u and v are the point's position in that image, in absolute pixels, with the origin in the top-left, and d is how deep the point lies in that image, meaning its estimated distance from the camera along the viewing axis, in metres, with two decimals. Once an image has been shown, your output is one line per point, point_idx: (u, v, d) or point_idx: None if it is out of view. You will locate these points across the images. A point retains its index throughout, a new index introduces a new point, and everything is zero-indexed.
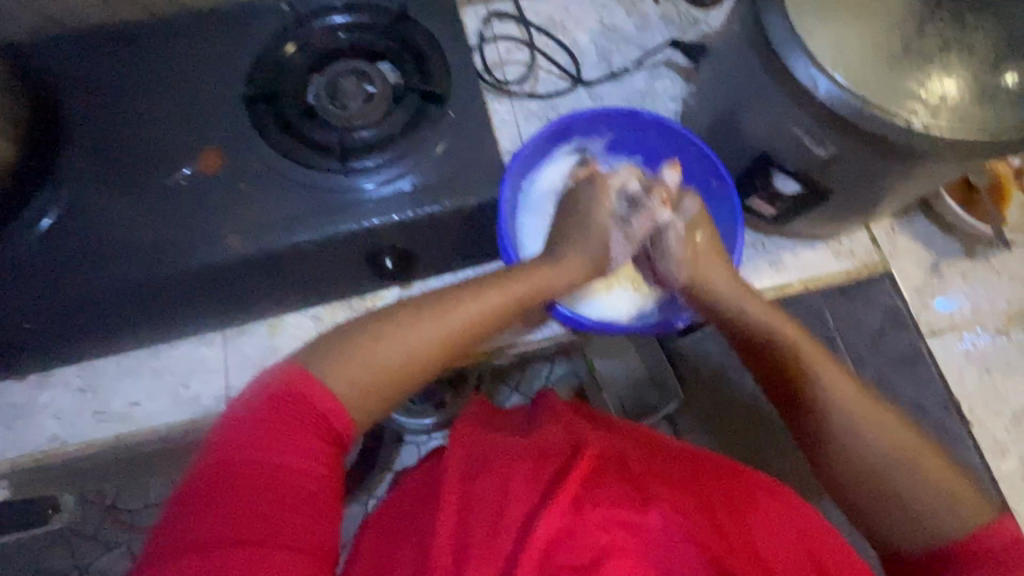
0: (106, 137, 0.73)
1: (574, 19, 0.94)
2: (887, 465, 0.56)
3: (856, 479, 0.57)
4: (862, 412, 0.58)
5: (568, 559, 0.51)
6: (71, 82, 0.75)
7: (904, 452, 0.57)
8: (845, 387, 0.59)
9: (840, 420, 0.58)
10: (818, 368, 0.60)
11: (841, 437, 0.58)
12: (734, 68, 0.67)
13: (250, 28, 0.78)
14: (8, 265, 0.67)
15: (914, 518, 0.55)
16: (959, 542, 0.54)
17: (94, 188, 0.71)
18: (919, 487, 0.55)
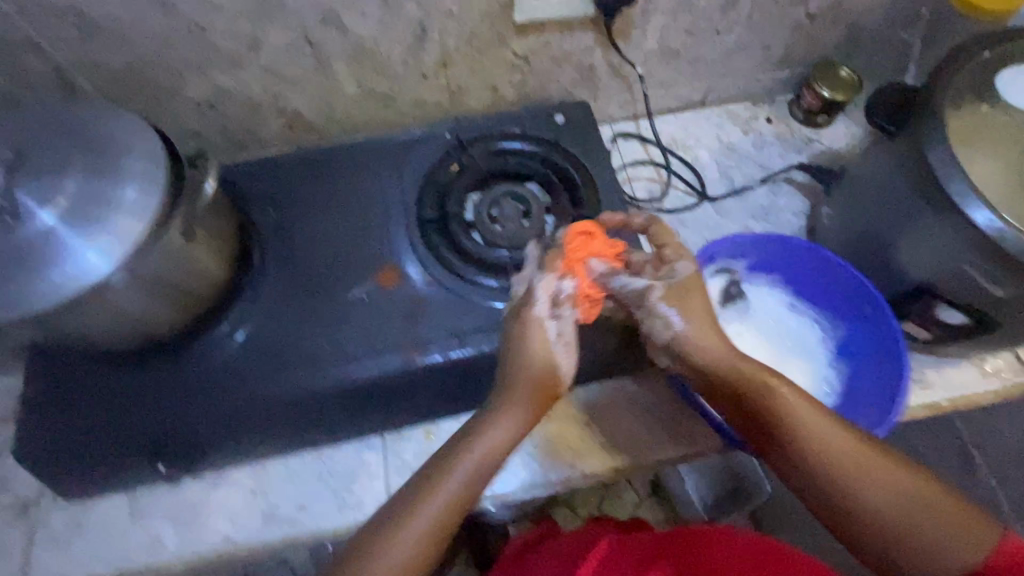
0: (293, 255, 0.80)
1: (694, 139, 1.02)
2: (886, 503, 0.54)
3: (858, 521, 0.55)
4: (815, 415, 0.58)
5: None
6: (261, 203, 0.83)
7: (865, 458, 0.55)
8: (801, 401, 0.59)
9: (812, 435, 0.57)
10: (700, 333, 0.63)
11: (799, 433, 0.58)
12: (895, 201, 0.72)
13: (418, 156, 0.87)
14: (206, 375, 0.73)
15: (932, 553, 0.52)
16: (991, 560, 0.51)
17: (283, 301, 0.78)
18: (892, 509, 0.54)
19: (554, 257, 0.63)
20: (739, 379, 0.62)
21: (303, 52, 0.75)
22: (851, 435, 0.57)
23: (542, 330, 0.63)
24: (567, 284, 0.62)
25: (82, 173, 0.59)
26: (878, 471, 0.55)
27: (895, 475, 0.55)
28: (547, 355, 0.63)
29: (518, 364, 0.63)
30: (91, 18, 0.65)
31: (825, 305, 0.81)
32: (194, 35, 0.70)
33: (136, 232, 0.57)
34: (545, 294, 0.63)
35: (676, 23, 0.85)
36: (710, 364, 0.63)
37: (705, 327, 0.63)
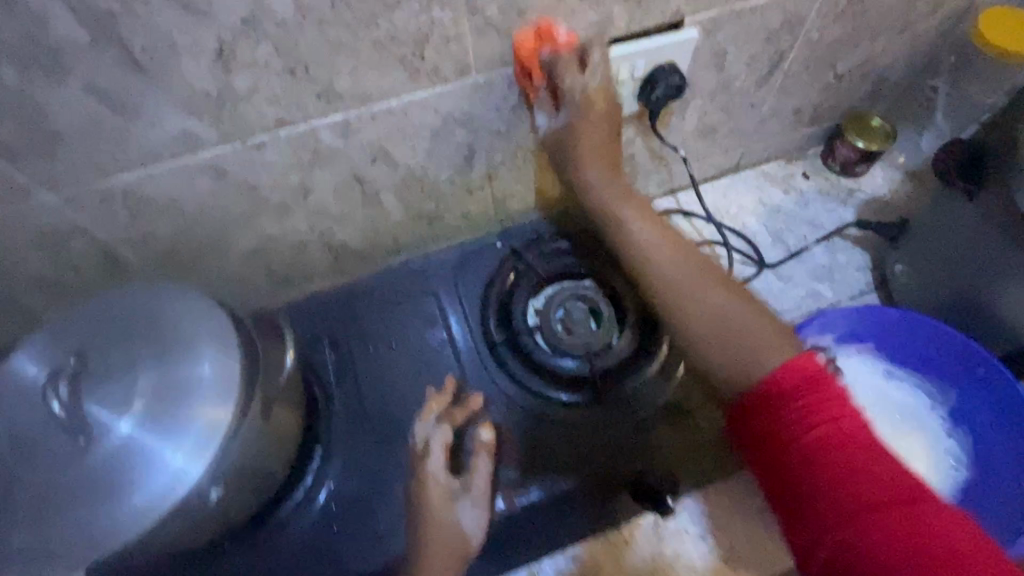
0: (365, 399, 0.76)
1: (736, 205, 1.00)
2: (710, 297, 0.63)
3: (708, 328, 0.61)
4: (693, 278, 0.65)
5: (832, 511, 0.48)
6: (321, 345, 0.79)
7: (723, 313, 0.62)
8: (675, 258, 0.67)
9: (660, 264, 0.68)
10: (632, 215, 0.71)
11: (688, 303, 0.64)
12: (985, 256, 0.70)
13: (474, 271, 0.85)
14: (294, 550, 0.68)
15: (750, 368, 0.56)
16: (778, 381, 0.53)
17: (362, 452, 0.73)
18: (720, 327, 0.61)
19: (455, 414, 0.68)
20: (608, 208, 0.71)
21: (352, 190, 0.73)
22: (727, 296, 0.63)
23: (441, 489, 0.61)
24: (483, 435, 0.64)
25: (150, 371, 0.54)
26: (740, 321, 0.61)
27: (733, 303, 0.63)
28: (452, 518, 0.60)
29: (438, 531, 0.59)
30: (141, 197, 0.62)
31: (933, 370, 0.76)
32: (244, 194, 0.67)
33: (218, 429, 0.53)
34: (441, 446, 0.63)
35: (714, 104, 0.84)
36: (640, 240, 0.69)
37: (590, 150, 0.68)
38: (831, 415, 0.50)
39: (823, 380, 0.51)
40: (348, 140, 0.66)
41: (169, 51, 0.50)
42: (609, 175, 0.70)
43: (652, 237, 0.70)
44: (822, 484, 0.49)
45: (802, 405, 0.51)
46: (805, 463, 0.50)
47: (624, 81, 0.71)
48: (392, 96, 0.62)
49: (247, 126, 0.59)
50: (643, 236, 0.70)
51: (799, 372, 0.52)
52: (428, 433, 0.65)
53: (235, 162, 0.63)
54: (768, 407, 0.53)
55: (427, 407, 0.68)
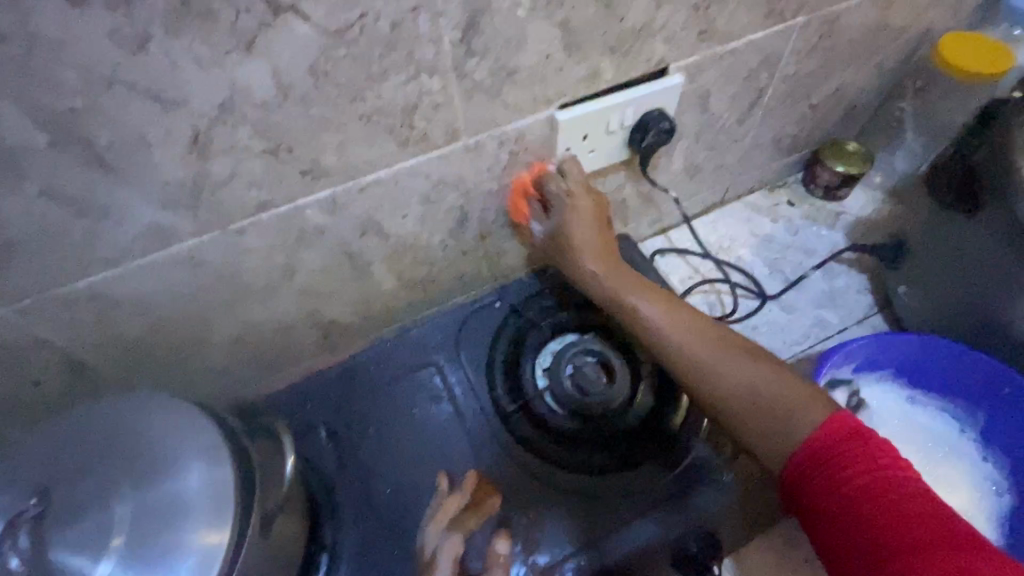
0: (370, 489, 0.69)
1: (729, 238, 0.99)
2: (734, 376, 0.60)
3: (733, 400, 0.59)
4: (713, 350, 0.62)
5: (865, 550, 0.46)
6: (317, 435, 0.73)
7: (756, 384, 0.59)
8: (678, 323, 0.65)
9: (663, 330, 0.65)
10: (639, 297, 0.68)
11: (703, 377, 0.62)
12: (990, 273, 0.70)
13: (473, 334, 0.80)
14: None
15: (776, 426, 0.55)
16: (806, 448, 0.52)
17: (372, 553, 0.65)
18: (750, 394, 0.58)
19: (468, 521, 0.60)
20: (616, 295, 0.69)
21: (341, 265, 0.69)
22: (751, 370, 0.59)
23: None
24: (500, 548, 0.58)
25: (129, 499, 0.47)
26: (763, 389, 0.58)
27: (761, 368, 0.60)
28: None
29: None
30: (108, 299, 0.56)
31: (955, 392, 0.74)
32: (223, 282, 0.62)
33: (217, 554, 0.45)
34: (449, 564, 0.55)
35: (699, 143, 0.84)
36: (656, 321, 0.66)
37: (590, 251, 0.71)
38: (864, 454, 0.49)
39: (864, 433, 0.50)
40: (335, 216, 0.62)
41: (137, 144, 0.46)
42: (609, 267, 0.71)
43: (668, 315, 0.66)
44: (861, 526, 0.47)
45: (841, 461, 0.50)
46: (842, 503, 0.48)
47: (615, 131, 0.70)
48: (380, 168, 0.59)
49: (225, 213, 0.55)
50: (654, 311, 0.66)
51: (837, 428, 0.51)
52: (438, 543, 0.57)
53: (213, 252, 0.58)
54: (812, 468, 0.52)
55: (440, 510, 0.61)
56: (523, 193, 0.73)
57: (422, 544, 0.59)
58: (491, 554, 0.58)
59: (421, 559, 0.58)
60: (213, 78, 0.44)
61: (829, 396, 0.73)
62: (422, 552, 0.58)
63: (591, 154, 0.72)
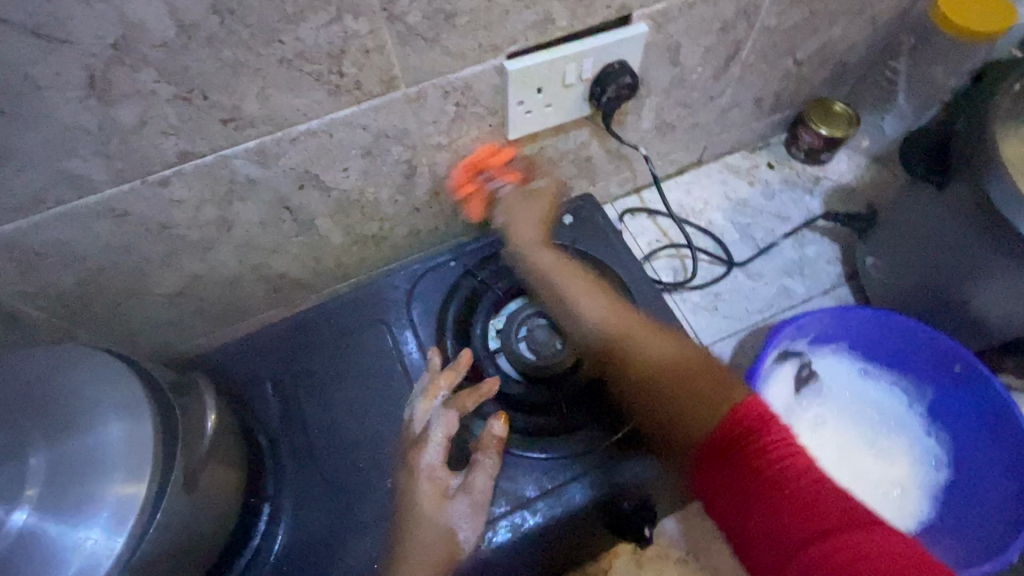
0: (315, 443, 0.70)
1: (701, 201, 0.96)
2: (654, 356, 0.61)
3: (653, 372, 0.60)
4: (623, 328, 0.65)
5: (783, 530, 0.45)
6: (264, 389, 0.72)
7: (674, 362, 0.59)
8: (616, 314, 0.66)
9: (583, 309, 0.68)
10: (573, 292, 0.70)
11: (624, 352, 0.63)
12: (955, 248, 0.68)
13: (426, 292, 0.78)
14: None
15: (693, 394, 0.54)
16: (728, 421, 0.50)
17: (314, 503, 0.67)
18: (666, 367, 0.59)
19: (463, 400, 0.65)
20: (549, 276, 0.72)
21: (282, 219, 0.66)
22: (662, 348, 0.61)
23: (435, 488, 0.59)
24: (495, 429, 0.62)
25: (42, 449, 0.47)
26: (671, 361, 0.59)
27: (675, 348, 0.61)
28: (445, 520, 0.58)
29: (423, 536, 0.57)
30: (30, 248, 0.55)
31: (907, 368, 0.73)
32: (154, 233, 0.60)
33: (132, 508, 0.46)
34: (442, 437, 0.61)
35: (671, 99, 0.79)
36: (591, 316, 0.67)
37: (536, 228, 0.75)
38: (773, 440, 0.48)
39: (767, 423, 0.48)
40: (267, 168, 0.59)
41: (28, 85, 0.42)
42: (546, 244, 0.74)
43: (604, 315, 0.67)
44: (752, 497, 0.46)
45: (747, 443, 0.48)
46: (743, 491, 0.47)
47: (572, 85, 0.65)
48: (311, 117, 0.56)
49: (143, 163, 0.52)
50: (581, 299, 0.69)
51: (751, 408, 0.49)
52: (430, 418, 0.64)
53: (138, 203, 0.56)
54: (728, 452, 0.49)
55: (433, 387, 0.66)
56: (477, 167, 0.73)
57: (413, 419, 0.65)
58: (485, 436, 0.62)
59: (410, 433, 0.64)
60: (101, 14, 0.40)
61: (776, 369, 0.72)
62: (412, 427, 0.64)
63: (547, 109, 0.67)
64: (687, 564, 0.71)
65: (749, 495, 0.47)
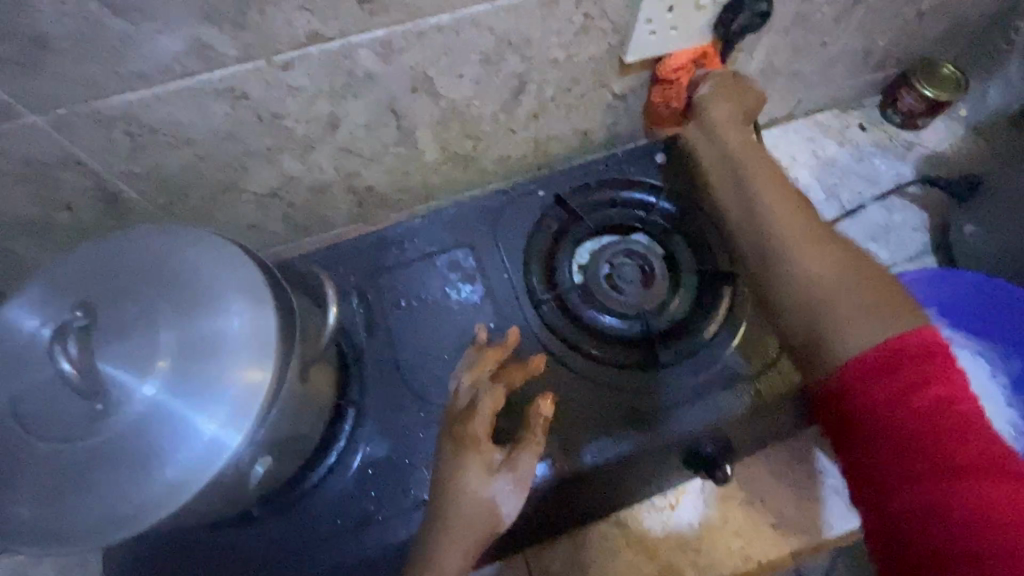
0: (396, 357, 0.70)
1: (789, 157, 0.92)
2: (812, 286, 0.59)
3: (825, 325, 0.56)
4: (796, 235, 0.63)
5: (891, 464, 0.47)
6: (349, 299, 0.72)
7: (833, 285, 0.58)
8: (794, 225, 0.64)
9: (766, 211, 0.66)
10: (764, 184, 0.68)
11: (788, 267, 0.62)
12: None
13: (512, 219, 0.76)
14: (326, 520, 0.62)
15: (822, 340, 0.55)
16: (888, 345, 0.50)
17: (395, 414, 0.67)
18: (833, 282, 0.58)
19: (513, 375, 0.61)
20: (732, 156, 0.71)
21: (386, 124, 0.64)
22: (815, 263, 0.60)
23: (480, 461, 0.54)
24: (544, 410, 0.56)
25: (172, 329, 0.47)
26: (838, 276, 0.59)
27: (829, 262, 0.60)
28: (487, 495, 0.53)
29: (463, 505, 0.53)
30: (145, 123, 0.53)
31: (994, 337, 0.73)
32: (263, 123, 0.58)
33: (258, 392, 0.46)
34: (489, 410, 0.56)
35: (785, 41, 0.76)
36: (774, 222, 0.64)
37: (724, 110, 0.73)
38: (946, 378, 0.47)
39: (937, 357, 0.48)
40: (387, 63, 0.56)
41: None
42: (733, 138, 0.72)
43: (786, 218, 0.64)
44: (893, 416, 0.47)
45: (917, 378, 0.48)
46: (904, 418, 0.47)
47: (703, 7, 0.62)
48: (444, 11, 0.53)
49: (274, 40, 0.50)
50: (769, 200, 0.66)
51: (902, 346, 0.49)
52: (476, 391, 0.58)
53: (256, 85, 0.53)
54: (890, 368, 0.49)
55: (481, 361, 0.61)
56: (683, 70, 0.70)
57: (457, 392, 0.60)
58: (532, 415, 0.56)
59: (454, 405, 0.59)
60: None
61: None
62: (456, 399, 0.59)
63: (673, 32, 0.64)
64: (752, 507, 0.72)
65: (886, 419, 0.48)
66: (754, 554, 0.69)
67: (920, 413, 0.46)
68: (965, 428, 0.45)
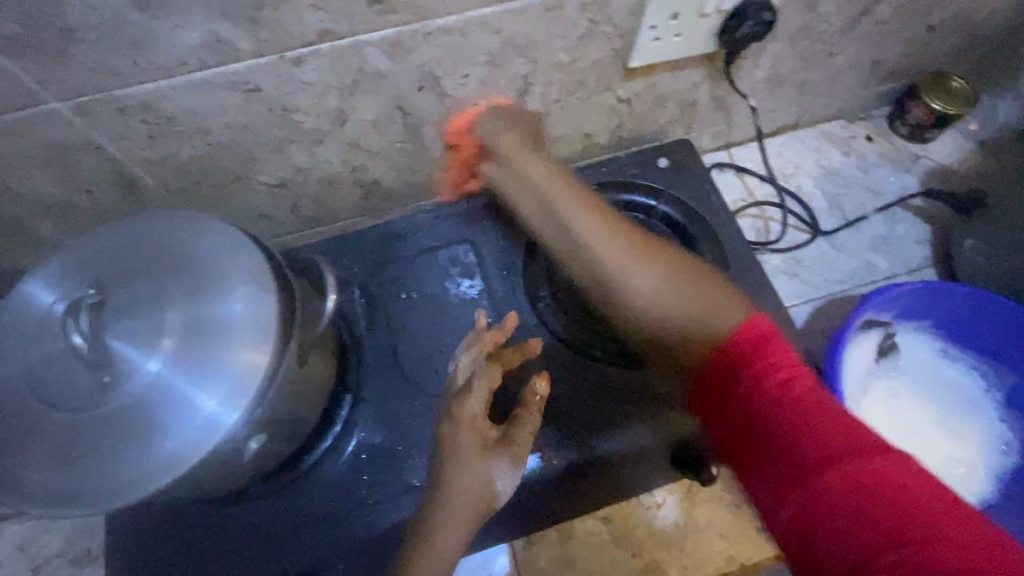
0: (395, 348, 0.72)
1: (793, 166, 0.93)
2: (653, 314, 0.62)
3: (669, 340, 0.59)
4: (634, 263, 0.64)
5: (772, 462, 0.44)
6: (352, 289, 0.74)
7: (696, 316, 0.58)
8: (619, 258, 0.64)
9: (595, 252, 0.65)
10: (571, 211, 0.67)
11: (631, 300, 0.63)
12: None
13: (514, 217, 0.78)
14: (320, 502, 0.64)
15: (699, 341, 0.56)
16: (721, 357, 0.49)
17: (391, 402, 0.69)
18: (672, 307, 0.60)
19: (509, 357, 0.62)
20: (551, 199, 0.69)
21: (393, 120, 0.66)
22: (655, 280, 0.63)
23: (476, 440, 0.55)
24: (539, 390, 0.56)
25: (177, 310, 0.49)
26: (692, 316, 0.59)
27: (671, 284, 0.61)
28: (485, 471, 0.54)
29: (461, 481, 0.54)
30: (161, 112, 0.55)
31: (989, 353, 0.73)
32: (274, 116, 0.60)
33: (256, 374, 0.48)
34: (485, 390, 0.57)
35: (792, 50, 0.76)
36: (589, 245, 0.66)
37: (523, 148, 0.70)
38: (778, 376, 0.45)
39: (773, 344, 0.47)
40: (395, 61, 0.58)
41: None
42: (557, 176, 0.70)
43: (634, 263, 0.64)
44: (766, 409, 0.45)
45: (764, 369, 0.46)
46: (768, 409, 0.44)
47: (708, 15, 0.63)
48: (451, 12, 0.55)
49: (287, 37, 0.52)
50: (583, 229, 0.67)
51: (751, 338, 0.48)
52: (473, 370, 0.59)
53: (268, 79, 0.55)
54: (738, 368, 0.48)
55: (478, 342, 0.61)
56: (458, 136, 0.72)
57: (456, 370, 0.60)
58: (528, 392, 0.56)
59: (451, 383, 0.59)
60: None
61: (860, 340, 0.71)
62: (455, 376, 0.59)
63: (676, 40, 0.66)
64: (738, 510, 0.72)
65: (755, 417, 0.45)
66: (738, 556, 0.70)
67: (799, 407, 0.44)
68: (818, 421, 0.43)
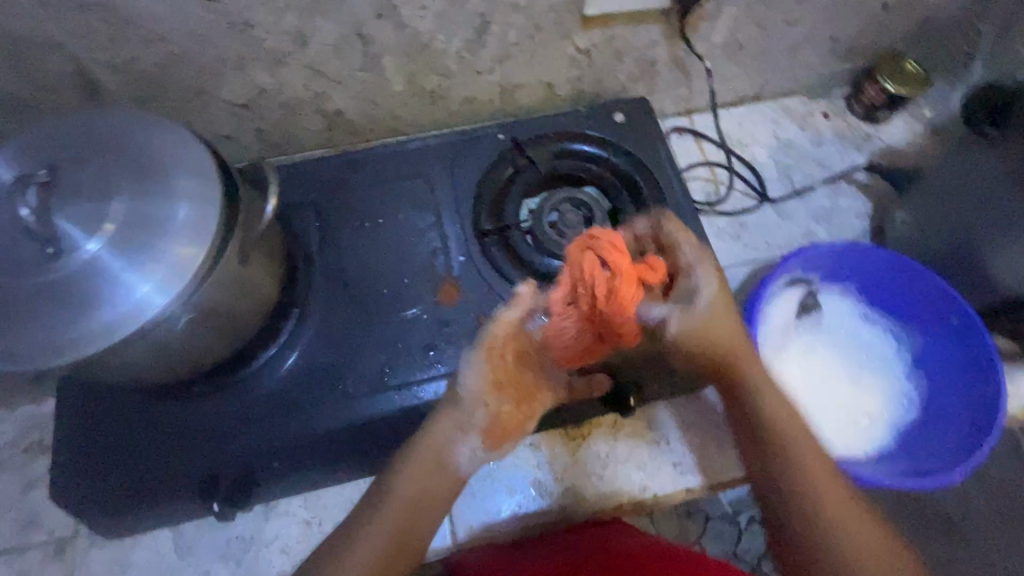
0: (342, 270, 0.75)
1: (750, 136, 0.96)
2: (853, 557, 0.57)
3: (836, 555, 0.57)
4: (835, 501, 0.60)
5: None
6: (306, 214, 0.77)
7: (843, 517, 0.59)
8: (832, 491, 0.60)
9: (801, 455, 0.61)
10: (798, 439, 0.62)
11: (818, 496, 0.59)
12: (969, 212, 0.75)
13: (470, 158, 0.81)
14: (259, 404, 0.68)
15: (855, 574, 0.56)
16: None
17: (334, 320, 0.72)
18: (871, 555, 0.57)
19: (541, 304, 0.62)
20: (738, 354, 0.63)
21: (354, 47, 0.68)
22: (860, 524, 0.59)
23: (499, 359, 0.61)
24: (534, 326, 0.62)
25: (122, 200, 0.52)
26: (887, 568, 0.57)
27: (852, 512, 0.59)
28: (438, 440, 0.61)
29: (420, 444, 0.61)
30: (123, 12, 0.58)
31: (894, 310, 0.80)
32: (235, 29, 0.63)
33: (193, 263, 0.51)
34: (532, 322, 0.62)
35: (748, 15, 0.79)
36: (792, 443, 0.62)
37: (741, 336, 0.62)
38: None
39: None
40: None
41: None
42: (745, 335, 0.62)
43: (800, 443, 0.62)
44: None
45: None
46: None
47: None
48: None
49: None
50: (802, 445, 0.62)
51: None
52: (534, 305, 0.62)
53: None
54: None
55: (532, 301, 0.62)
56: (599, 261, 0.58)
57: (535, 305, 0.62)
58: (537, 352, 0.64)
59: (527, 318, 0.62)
60: None
61: (778, 296, 0.76)
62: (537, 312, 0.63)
63: None
64: (658, 446, 0.77)
65: None
66: (652, 486, 0.75)
67: None
68: None
